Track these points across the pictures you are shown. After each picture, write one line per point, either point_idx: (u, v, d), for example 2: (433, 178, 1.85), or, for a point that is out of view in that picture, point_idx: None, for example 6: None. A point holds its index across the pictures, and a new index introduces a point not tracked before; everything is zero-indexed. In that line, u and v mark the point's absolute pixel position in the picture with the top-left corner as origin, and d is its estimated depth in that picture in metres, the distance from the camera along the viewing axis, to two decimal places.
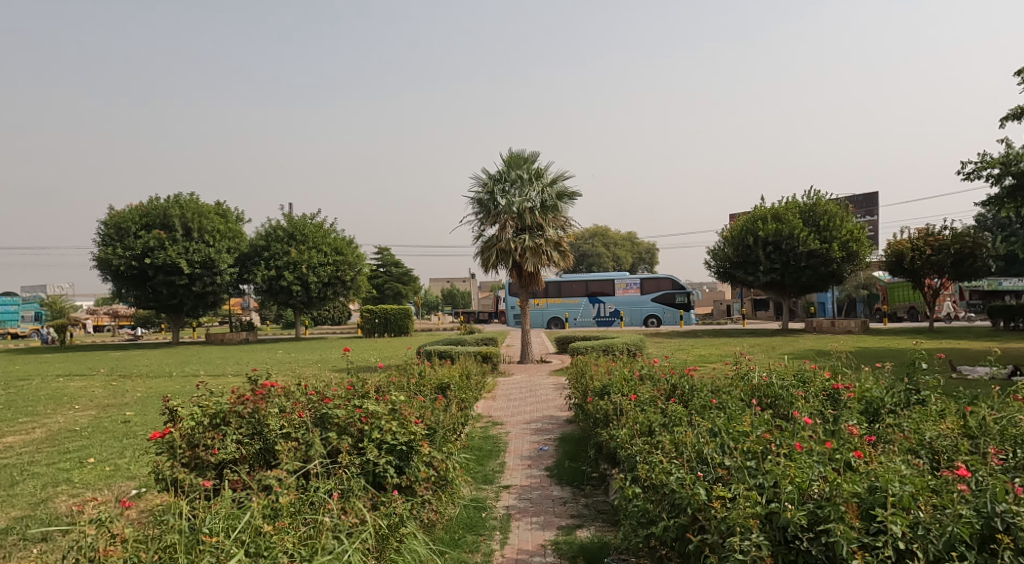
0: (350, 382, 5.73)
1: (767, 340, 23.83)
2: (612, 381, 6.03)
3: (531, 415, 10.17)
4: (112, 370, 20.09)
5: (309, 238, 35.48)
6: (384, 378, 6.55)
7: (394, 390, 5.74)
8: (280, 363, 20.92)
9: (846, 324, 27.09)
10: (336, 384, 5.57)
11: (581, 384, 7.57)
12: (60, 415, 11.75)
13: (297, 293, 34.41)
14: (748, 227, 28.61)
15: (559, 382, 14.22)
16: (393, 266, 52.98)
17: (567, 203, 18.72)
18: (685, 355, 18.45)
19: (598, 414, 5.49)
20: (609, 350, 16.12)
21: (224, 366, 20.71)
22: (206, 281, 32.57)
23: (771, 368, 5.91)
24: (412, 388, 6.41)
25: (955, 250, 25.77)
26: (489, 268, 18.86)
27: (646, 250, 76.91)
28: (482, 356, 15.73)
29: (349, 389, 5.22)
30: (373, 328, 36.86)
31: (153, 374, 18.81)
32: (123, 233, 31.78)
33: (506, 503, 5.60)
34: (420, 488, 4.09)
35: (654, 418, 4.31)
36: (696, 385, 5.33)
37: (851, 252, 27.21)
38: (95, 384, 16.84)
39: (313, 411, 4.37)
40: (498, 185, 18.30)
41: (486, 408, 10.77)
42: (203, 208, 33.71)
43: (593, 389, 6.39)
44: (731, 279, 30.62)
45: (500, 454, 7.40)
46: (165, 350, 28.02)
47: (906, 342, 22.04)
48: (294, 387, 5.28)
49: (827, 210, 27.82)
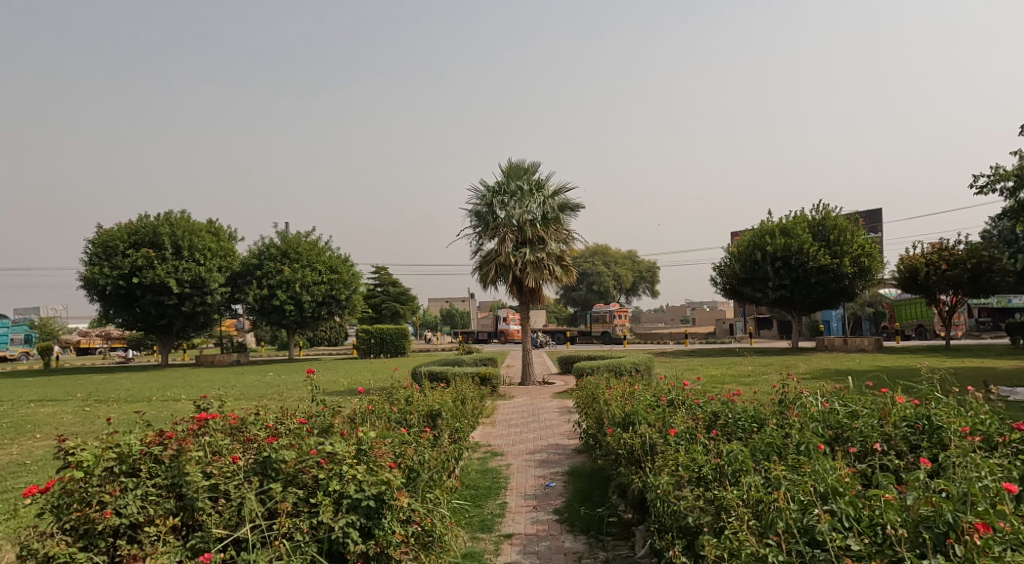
0: (316, 412, 4.71)
1: (777, 358, 22.82)
2: (635, 407, 5.01)
3: (534, 443, 9.13)
4: (89, 395, 19.03)
5: (303, 256, 34.50)
6: (361, 406, 5.54)
7: (369, 422, 4.72)
8: (267, 387, 19.88)
9: (859, 342, 26.11)
10: (298, 416, 4.53)
11: (595, 411, 6.54)
12: (15, 446, 10.67)
13: (290, 313, 33.40)
14: (755, 242, 27.66)
15: (563, 406, 13.17)
16: (390, 286, 52.25)
17: (569, 215, 17.87)
18: (696, 377, 17.42)
19: (622, 450, 4.45)
20: (617, 371, 15.11)
21: (207, 390, 19.62)
22: (196, 301, 31.62)
23: (824, 392, 4.91)
24: (394, 419, 5.37)
25: (971, 265, 24.71)
26: (489, 284, 17.82)
27: (647, 268, 76.16)
28: (480, 377, 14.77)
29: (310, 421, 4.18)
30: (369, 348, 35.78)
31: (130, 399, 17.70)
32: (111, 252, 30.83)
33: (508, 558, 4.54)
34: (395, 556, 3.09)
35: (705, 461, 3.29)
36: (742, 414, 4.32)
37: (863, 267, 26.26)
38: (67, 410, 15.80)
39: (254, 454, 3.30)
40: (497, 196, 17.46)
41: (484, 435, 9.76)
42: (195, 226, 32.86)
43: (609, 419, 5.34)
44: (737, 296, 29.71)
45: (501, 492, 6.36)
46: (151, 373, 26.90)
47: (923, 361, 21.06)
48: (245, 421, 4.27)
49: (836, 223, 26.89)
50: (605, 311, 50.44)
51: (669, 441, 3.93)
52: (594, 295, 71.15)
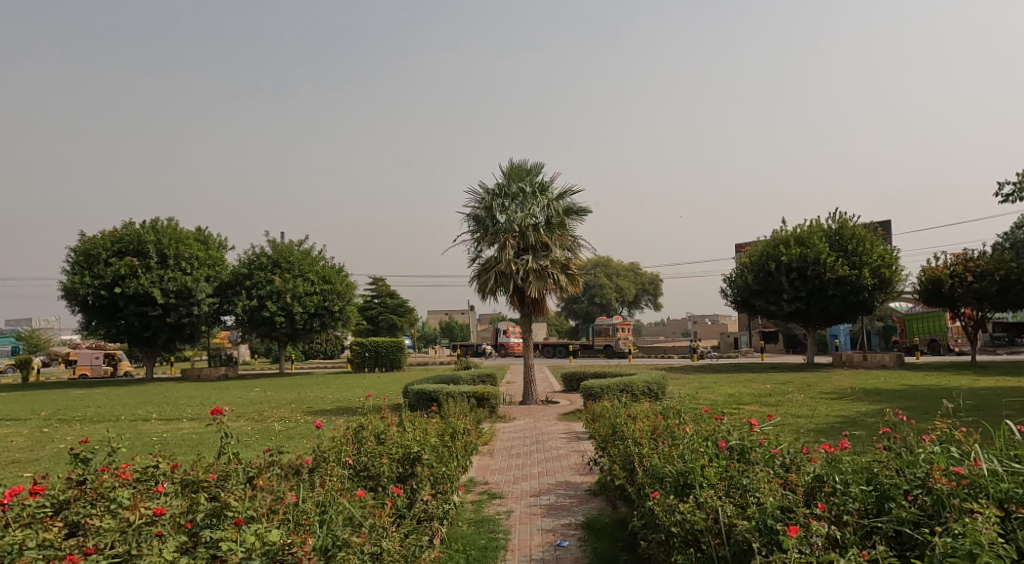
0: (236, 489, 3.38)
1: (796, 375, 21.42)
2: (687, 459, 3.63)
3: (541, 481, 7.69)
4: (55, 413, 17.63)
5: (295, 265, 33.13)
6: (310, 465, 4.18)
7: (313, 497, 3.39)
8: (248, 405, 18.47)
9: (880, 358, 24.65)
10: (207, 498, 3.18)
11: (623, 454, 5.14)
12: None
13: (281, 324, 32.03)
14: (769, 252, 26.28)
15: (570, 430, 11.76)
16: (388, 297, 50.93)
17: (575, 220, 16.52)
18: (712, 397, 16.02)
19: (679, 539, 3.07)
20: (628, 391, 13.71)
21: (184, 408, 18.21)
22: (181, 312, 30.27)
23: (956, 435, 3.52)
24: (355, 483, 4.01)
25: (1000, 277, 23.09)
26: (488, 295, 16.43)
27: (650, 281, 74.76)
28: (478, 397, 13.35)
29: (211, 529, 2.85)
30: (363, 362, 34.32)
31: (97, 419, 16.30)
32: (93, 261, 29.49)
33: None
34: None
35: None
36: (849, 491, 2.98)
37: (883, 278, 24.88)
38: (22, 430, 14.38)
39: None
40: (497, 199, 16.15)
41: (481, 470, 8.34)
42: (182, 234, 31.46)
43: (649, 473, 3.96)
44: (749, 308, 28.36)
45: (499, 556, 4.96)
46: (131, 388, 25.54)
47: (952, 379, 19.63)
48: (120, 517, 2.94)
49: (854, 232, 25.52)
50: (608, 323, 49.01)
51: (756, 542, 2.60)
52: (596, 308, 69.89)
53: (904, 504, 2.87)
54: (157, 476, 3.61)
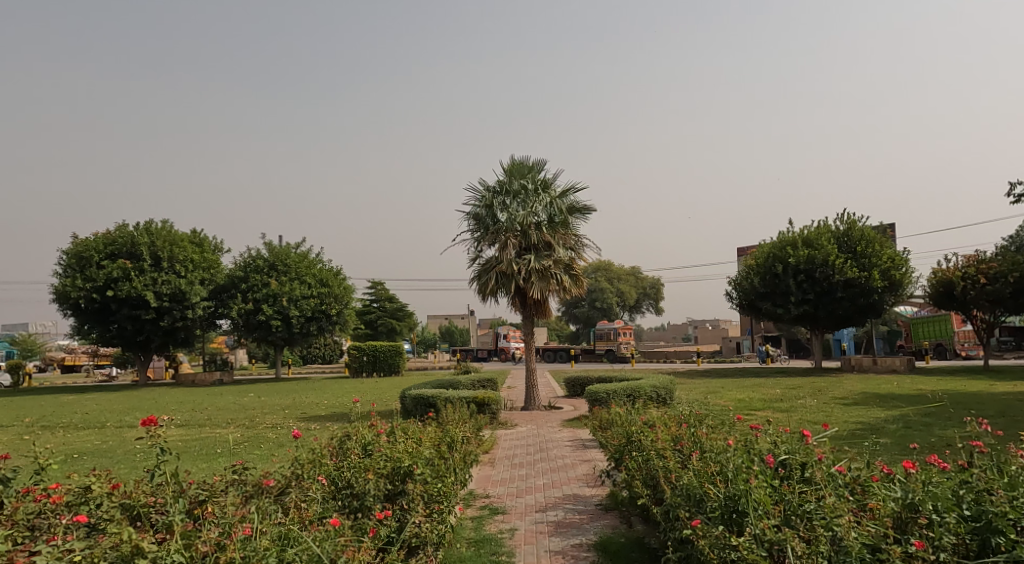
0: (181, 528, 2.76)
1: (806, 380, 20.80)
2: (733, 481, 3.02)
3: (546, 494, 7.06)
4: (38, 419, 16.98)
5: (291, 268, 32.50)
6: (283, 486, 3.56)
7: (278, 537, 2.78)
8: (240, 411, 17.85)
9: (890, 363, 24.02)
10: (141, 540, 2.56)
11: (644, 467, 4.53)
12: None
13: (277, 328, 31.43)
14: (776, 253, 25.67)
15: (575, 437, 11.15)
16: (387, 301, 50.33)
17: (579, 219, 15.93)
18: (721, 403, 15.42)
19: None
20: (635, 396, 13.10)
21: (174, 414, 17.58)
22: (175, 316, 29.66)
23: None
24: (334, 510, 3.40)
25: (1013, 279, 22.61)
26: (488, 297, 15.84)
27: (652, 285, 74.13)
28: (478, 403, 12.74)
29: None
30: (361, 367, 33.70)
31: (82, 425, 15.67)
32: (85, 263, 28.90)
33: None
34: None
35: None
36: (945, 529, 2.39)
37: (893, 280, 24.28)
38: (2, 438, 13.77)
39: None
40: (498, 197, 15.59)
41: (482, 482, 7.71)
42: (177, 236, 30.86)
43: (683, 496, 3.35)
44: (755, 312, 27.76)
45: None
46: (122, 394, 24.90)
47: (968, 384, 19.00)
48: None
49: (862, 233, 24.94)
50: (609, 328, 48.36)
51: None
52: (597, 312, 69.29)
53: (1016, 540, 2.35)
54: (89, 502, 3.11)
